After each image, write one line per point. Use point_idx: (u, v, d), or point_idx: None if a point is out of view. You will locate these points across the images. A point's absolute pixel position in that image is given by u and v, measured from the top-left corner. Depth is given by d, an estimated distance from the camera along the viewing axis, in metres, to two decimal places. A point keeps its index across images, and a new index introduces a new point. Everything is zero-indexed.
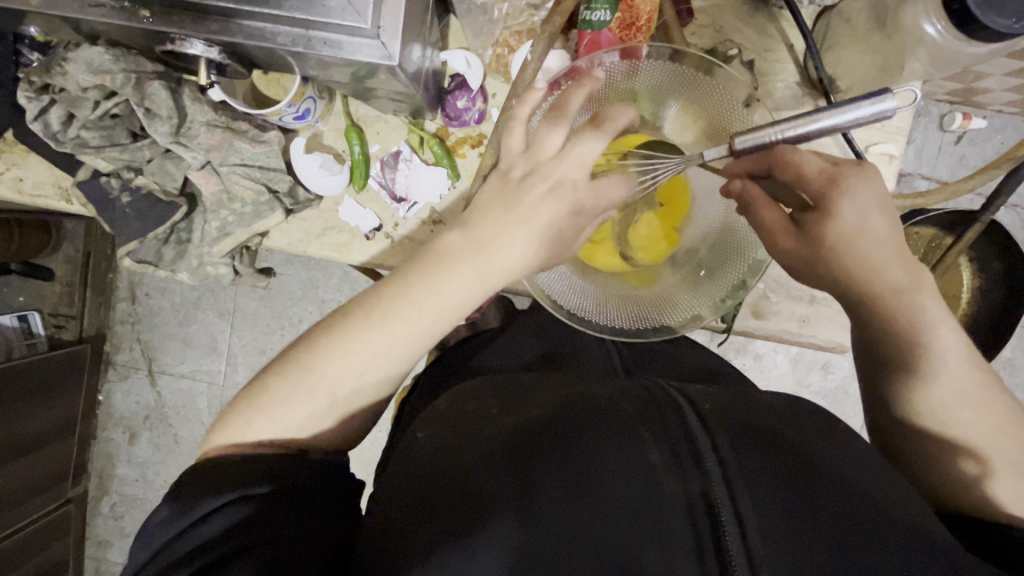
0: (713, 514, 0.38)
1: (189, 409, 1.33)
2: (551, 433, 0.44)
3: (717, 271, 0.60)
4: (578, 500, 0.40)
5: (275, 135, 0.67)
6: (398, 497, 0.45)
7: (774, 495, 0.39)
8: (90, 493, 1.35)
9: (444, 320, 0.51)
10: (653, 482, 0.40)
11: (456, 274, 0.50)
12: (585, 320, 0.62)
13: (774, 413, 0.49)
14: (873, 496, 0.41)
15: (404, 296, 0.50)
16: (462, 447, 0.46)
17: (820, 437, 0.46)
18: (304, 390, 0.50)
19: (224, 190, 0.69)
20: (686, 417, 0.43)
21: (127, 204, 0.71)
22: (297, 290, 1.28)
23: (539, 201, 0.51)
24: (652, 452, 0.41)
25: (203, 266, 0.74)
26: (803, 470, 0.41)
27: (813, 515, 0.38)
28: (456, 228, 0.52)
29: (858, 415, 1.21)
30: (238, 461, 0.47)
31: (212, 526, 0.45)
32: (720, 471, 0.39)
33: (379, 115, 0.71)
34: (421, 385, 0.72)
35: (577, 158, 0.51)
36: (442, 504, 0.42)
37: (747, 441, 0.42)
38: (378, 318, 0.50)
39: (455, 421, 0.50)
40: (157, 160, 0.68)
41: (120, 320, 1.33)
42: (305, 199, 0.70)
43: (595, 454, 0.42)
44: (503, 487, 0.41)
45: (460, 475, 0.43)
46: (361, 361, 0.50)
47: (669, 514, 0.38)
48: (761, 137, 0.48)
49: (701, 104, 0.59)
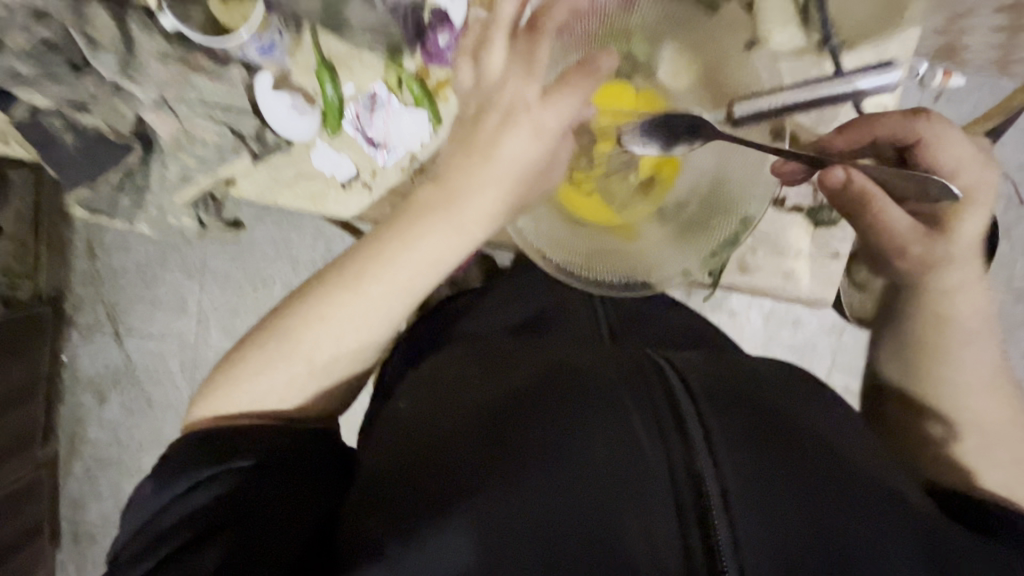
0: (696, 480, 0.38)
1: (161, 369, 1.29)
2: (533, 399, 0.43)
3: (704, 226, 0.58)
4: (559, 474, 0.39)
5: (238, 71, 0.62)
6: (375, 470, 0.44)
7: (758, 462, 0.39)
8: (62, 455, 1.31)
9: (422, 277, 0.50)
10: (638, 453, 0.39)
11: (434, 229, 0.49)
12: (574, 275, 0.60)
13: (762, 381, 0.49)
14: (852, 457, 0.42)
15: (375, 252, 0.50)
16: (439, 414, 0.45)
17: (802, 400, 0.47)
18: (277, 365, 0.49)
19: (181, 132, 0.64)
20: (671, 386, 0.42)
21: (73, 145, 0.64)
22: (269, 248, 1.23)
23: (510, 153, 0.49)
24: (636, 421, 0.40)
25: (164, 216, 0.71)
26: (786, 435, 0.42)
27: (796, 477, 0.39)
28: (429, 183, 0.51)
29: (823, 369, 1.25)
30: (206, 442, 0.47)
31: (184, 507, 0.45)
32: (704, 438, 0.39)
33: (352, 51, 0.65)
34: (402, 345, 0.69)
35: (552, 103, 0.49)
36: (418, 478, 0.41)
37: (732, 408, 0.42)
38: (353, 279, 0.49)
39: (431, 389, 0.49)
40: (105, 98, 0.62)
41: (81, 280, 1.26)
42: (273, 143, 0.64)
43: (573, 420, 0.41)
44: (479, 457, 0.40)
45: (438, 446, 0.42)
46: (342, 323, 0.49)
47: (652, 486, 0.38)
48: (760, 105, 0.53)
49: (697, 44, 0.57)
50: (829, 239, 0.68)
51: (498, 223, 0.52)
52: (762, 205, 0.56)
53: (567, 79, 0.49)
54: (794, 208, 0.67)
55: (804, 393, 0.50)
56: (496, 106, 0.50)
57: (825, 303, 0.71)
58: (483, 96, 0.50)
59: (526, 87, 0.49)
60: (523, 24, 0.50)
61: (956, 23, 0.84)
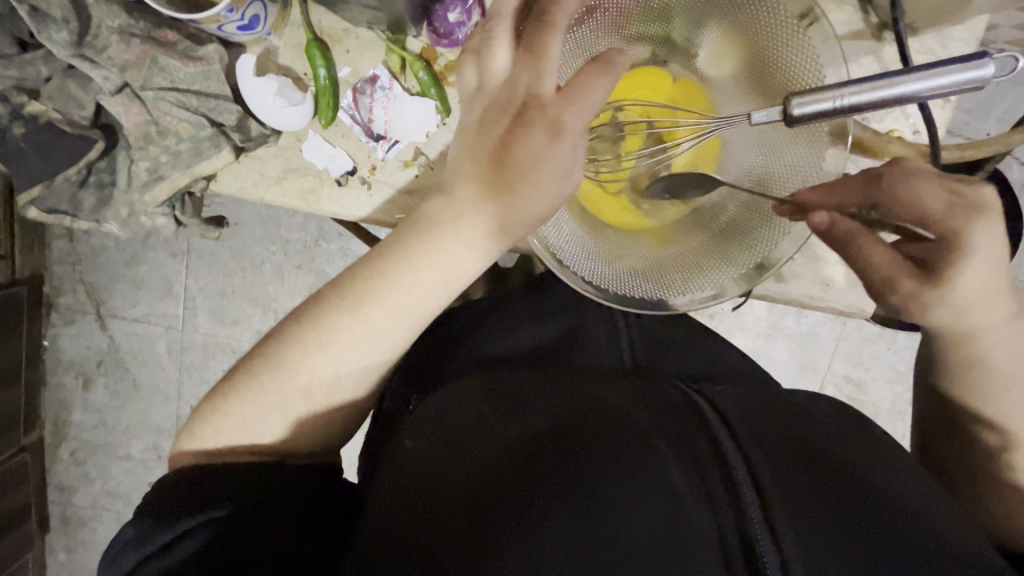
0: (749, 548, 0.36)
1: (147, 353, 1.22)
2: (563, 446, 0.42)
3: (743, 232, 0.52)
4: (596, 531, 0.38)
5: (215, 49, 0.56)
6: (393, 518, 0.42)
7: (815, 524, 0.37)
8: (47, 440, 1.26)
9: (429, 301, 0.46)
10: (679, 510, 0.38)
11: (443, 247, 0.45)
12: (601, 290, 0.53)
13: (803, 421, 0.46)
14: (912, 509, 0.39)
15: (378, 272, 0.45)
16: (465, 463, 0.44)
17: (850, 443, 0.45)
18: (271, 396, 0.46)
19: (151, 122, 0.58)
20: (716, 436, 0.41)
21: (20, 135, 0.58)
22: (258, 230, 1.16)
23: (523, 155, 0.43)
24: (676, 478, 0.39)
25: (136, 216, 0.62)
26: (840, 488, 0.40)
27: (852, 534, 0.37)
28: (436, 196, 0.47)
29: (824, 360, 1.17)
30: (199, 484, 0.44)
31: (172, 557, 0.41)
32: (757, 499, 0.37)
33: (348, 29, 0.58)
34: (407, 361, 0.64)
35: (571, 99, 0.42)
36: (446, 529, 0.40)
37: (776, 455, 0.41)
38: (354, 301, 0.45)
39: (452, 432, 0.47)
40: (58, 79, 0.56)
41: (60, 260, 1.19)
42: (257, 134, 0.58)
43: (610, 478, 0.40)
44: (512, 516, 0.39)
45: (465, 496, 0.41)
46: (340, 351, 0.45)
47: (698, 547, 0.36)
48: (825, 101, 0.40)
49: (745, 27, 0.49)
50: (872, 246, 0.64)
51: (517, 237, 0.47)
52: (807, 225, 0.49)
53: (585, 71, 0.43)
54: None
55: (848, 432, 0.47)
56: (509, 103, 0.44)
57: (862, 310, 0.66)
58: (489, 97, 0.45)
59: (540, 82, 0.43)
60: (533, 11, 0.44)
61: None
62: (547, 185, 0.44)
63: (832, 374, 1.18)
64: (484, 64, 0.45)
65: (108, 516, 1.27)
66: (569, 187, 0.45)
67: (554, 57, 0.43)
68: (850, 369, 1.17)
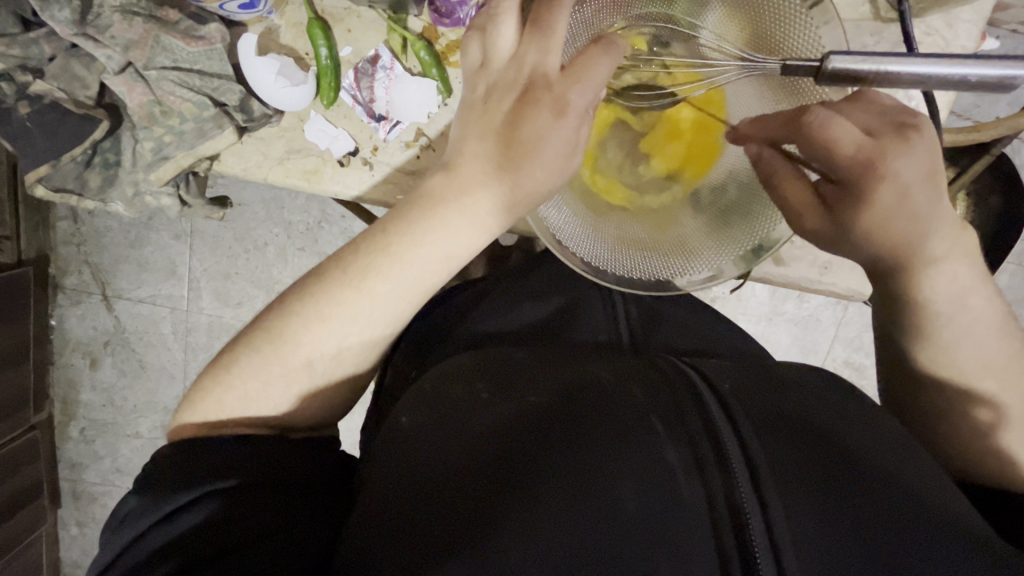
0: (739, 521, 0.37)
1: (154, 334, 1.24)
2: (557, 422, 0.43)
3: (743, 213, 0.53)
4: (588, 504, 0.39)
5: (216, 29, 0.56)
6: (391, 494, 0.43)
7: (804, 494, 0.38)
8: (57, 418, 1.28)
9: (429, 279, 0.47)
10: (672, 485, 0.39)
11: (447, 224, 0.46)
12: (598, 270, 0.55)
13: (795, 390, 0.48)
14: (900, 480, 0.40)
15: (380, 248, 0.46)
16: (461, 439, 0.45)
17: (839, 414, 0.45)
18: (275, 370, 0.47)
19: (154, 102, 0.58)
20: (710, 412, 0.42)
21: (26, 115, 0.59)
22: (261, 211, 1.16)
23: (529, 137, 0.44)
24: (670, 453, 0.40)
25: (141, 195, 0.63)
26: (831, 459, 0.40)
27: (840, 503, 0.38)
28: (440, 171, 0.47)
29: (825, 344, 1.18)
30: (205, 455, 0.45)
31: (178, 524, 0.43)
32: (749, 473, 0.38)
33: (349, 8, 0.58)
34: (408, 336, 0.65)
35: (576, 78, 0.43)
36: (443, 504, 0.41)
37: (769, 429, 0.41)
38: (358, 278, 0.46)
39: (448, 408, 0.48)
40: (61, 58, 0.56)
41: (65, 241, 1.20)
42: (260, 114, 0.58)
43: (607, 452, 0.41)
44: (508, 490, 0.40)
45: (460, 472, 0.42)
46: (342, 327, 0.46)
47: (689, 520, 0.38)
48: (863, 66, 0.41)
49: (749, 6, 0.49)
50: None
51: (517, 216, 0.48)
52: None
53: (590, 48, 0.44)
54: None
55: (842, 402, 0.48)
56: (515, 83, 0.45)
57: (859, 294, 0.67)
58: (493, 77, 0.46)
59: (546, 59, 0.44)
60: None
61: None
62: (552, 167, 0.45)
63: (831, 358, 1.19)
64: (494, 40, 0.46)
65: (118, 492, 1.30)
66: (570, 168, 0.46)
67: (562, 35, 0.44)
68: (852, 354, 1.18)
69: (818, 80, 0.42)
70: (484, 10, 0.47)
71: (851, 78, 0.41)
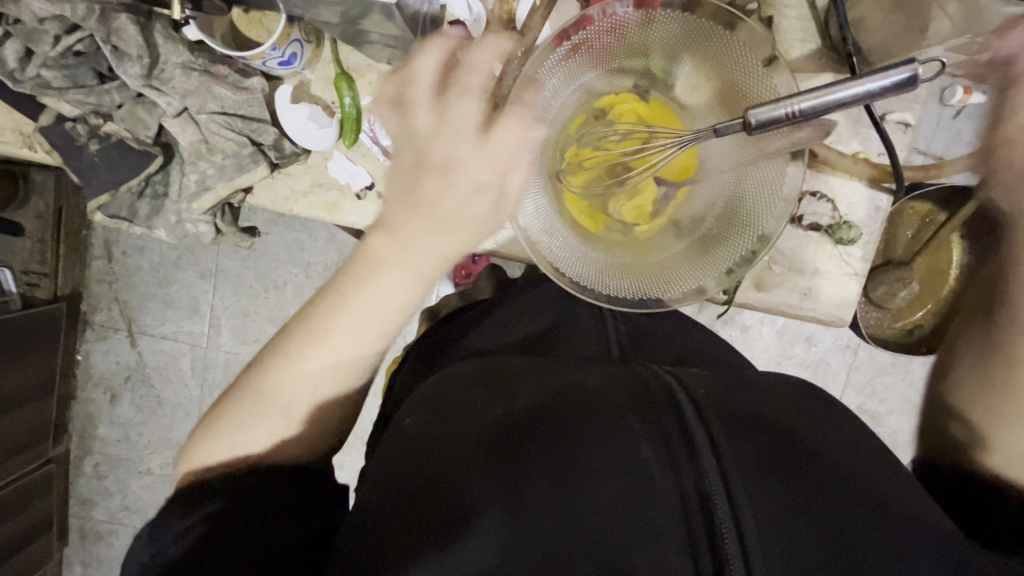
0: (709, 513, 0.39)
1: (173, 369, 1.30)
2: (540, 423, 0.47)
3: (720, 244, 0.58)
4: (569, 496, 0.42)
5: (259, 82, 0.64)
6: (386, 488, 0.47)
7: (768, 486, 0.41)
8: (72, 452, 1.32)
9: (385, 324, 0.54)
10: (646, 477, 0.41)
11: (378, 278, 0.52)
12: (584, 288, 0.60)
13: (771, 398, 0.51)
14: (863, 480, 0.44)
15: (322, 310, 0.53)
16: (450, 436, 0.49)
17: (803, 418, 0.49)
18: (268, 415, 0.55)
19: (202, 141, 0.66)
20: (681, 410, 0.45)
21: (95, 152, 0.67)
22: (282, 251, 1.24)
23: (473, 211, 0.52)
24: (644, 447, 0.43)
25: (182, 223, 0.72)
26: (802, 462, 0.43)
27: (800, 494, 0.41)
28: (379, 236, 0.52)
29: (835, 388, 1.19)
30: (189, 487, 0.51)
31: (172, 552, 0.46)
32: (717, 464, 0.41)
33: (370, 65, 0.67)
34: (412, 359, 0.72)
35: (490, 139, 0.52)
36: (433, 499, 0.44)
37: (738, 427, 0.44)
38: (318, 335, 0.53)
39: (441, 410, 0.52)
40: (128, 105, 0.65)
41: (98, 279, 1.28)
42: (291, 152, 0.67)
43: (583, 448, 0.44)
44: (490, 483, 0.44)
45: (446, 468, 0.46)
46: (294, 374, 0.54)
47: (661, 509, 0.40)
48: (779, 110, 0.46)
49: (715, 59, 0.56)
50: (846, 258, 0.69)
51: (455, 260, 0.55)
52: (781, 223, 0.55)
53: (507, 113, 0.53)
54: (810, 226, 0.68)
55: (810, 411, 0.51)
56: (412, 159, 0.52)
57: (840, 321, 0.70)
58: (415, 151, 0.52)
59: (462, 141, 0.51)
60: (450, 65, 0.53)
61: (973, 54, 0.84)
62: (471, 199, 0.52)
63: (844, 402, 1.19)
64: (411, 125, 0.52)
65: (124, 530, 1.32)
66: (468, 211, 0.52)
67: (469, 117, 0.52)
68: (865, 400, 1.19)
69: (748, 132, 0.48)
70: (396, 89, 0.54)
71: (772, 122, 0.47)
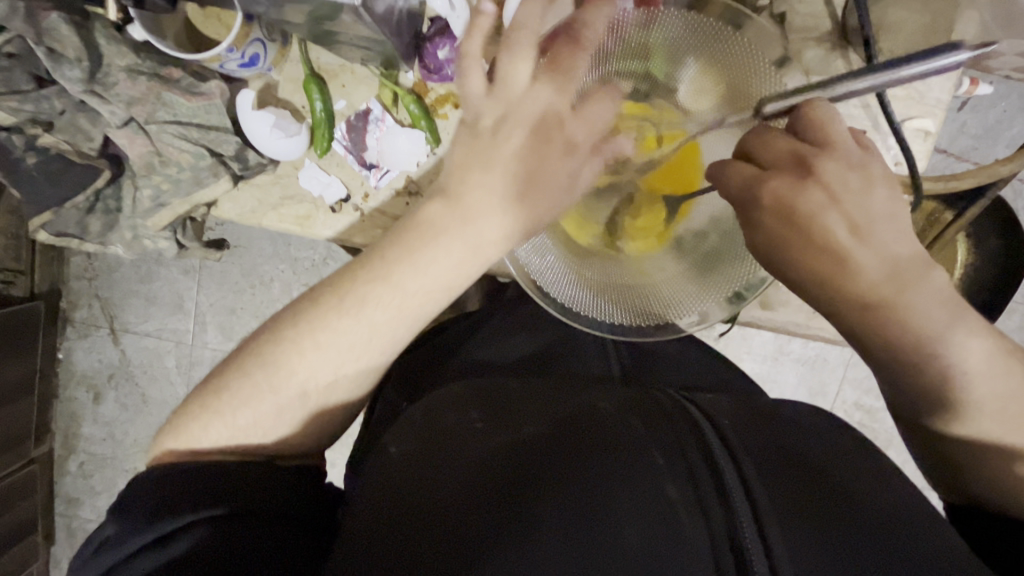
0: (741, 558, 0.35)
1: (158, 367, 1.25)
2: (550, 452, 0.41)
3: (721, 264, 0.54)
4: (588, 535, 0.36)
5: (217, 85, 0.60)
6: (369, 526, 0.41)
7: (806, 530, 0.36)
8: (56, 451, 1.28)
9: (430, 303, 0.49)
10: (671, 518, 0.37)
11: (436, 245, 0.48)
12: (571, 313, 0.57)
13: (796, 431, 0.47)
14: (902, 516, 0.39)
15: (382, 275, 0.48)
16: (449, 465, 0.43)
17: (833, 454, 0.44)
18: (253, 435, 0.49)
19: (153, 153, 0.62)
20: (707, 444, 0.41)
21: (33, 164, 0.63)
22: (267, 247, 1.18)
23: (556, 176, 0.49)
24: (670, 485, 0.38)
25: (139, 240, 0.69)
26: (840, 498, 0.39)
27: (839, 540, 0.36)
28: (437, 199, 0.49)
29: (833, 384, 1.16)
30: (176, 477, 0.46)
31: (163, 551, 0.43)
32: (748, 502, 0.37)
33: (344, 65, 0.62)
34: (399, 373, 0.66)
35: (583, 112, 0.49)
36: (428, 541, 0.38)
37: (767, 466, 0.40)
38: (353, 302, 0.48)
39: (436, 435, 0.46)
40: (70, 113, 0.60)
41: (77, 275, 1.23)
42: (255, 163, 0.62)
43: (601, 481, 0.39)
44: (495, 522, 0.38)
45: (444, 504, 0.40)
46: (338, 353, 0.48)
47: (689, 556, 0.35)
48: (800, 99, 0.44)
49: (724, 61, 0.52)
50: None
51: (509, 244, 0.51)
52: None
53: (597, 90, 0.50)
54: None
55: (841, 444, 0.47)
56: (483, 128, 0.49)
57: None
58: (502, 107, 0.49)
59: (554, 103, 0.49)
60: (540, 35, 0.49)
61: None
62: (548, 168, 0.49)
63: (841, 400, 1.16)
64: (504, 78, 0.49)
65: None
66: (554, 174, 0.49)
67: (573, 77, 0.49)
68: (862, 396, 1.16)
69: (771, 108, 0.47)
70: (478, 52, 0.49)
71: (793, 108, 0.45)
